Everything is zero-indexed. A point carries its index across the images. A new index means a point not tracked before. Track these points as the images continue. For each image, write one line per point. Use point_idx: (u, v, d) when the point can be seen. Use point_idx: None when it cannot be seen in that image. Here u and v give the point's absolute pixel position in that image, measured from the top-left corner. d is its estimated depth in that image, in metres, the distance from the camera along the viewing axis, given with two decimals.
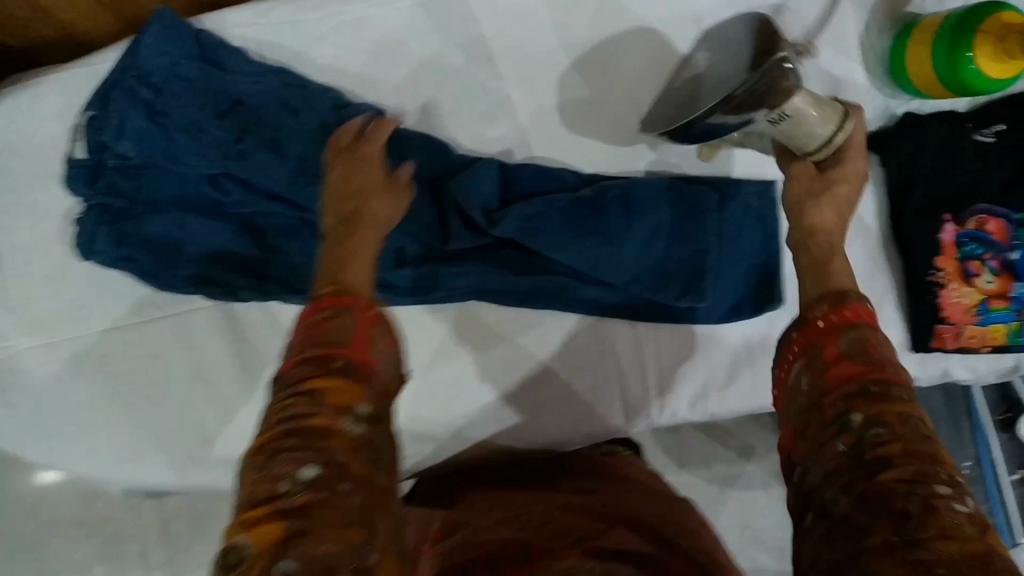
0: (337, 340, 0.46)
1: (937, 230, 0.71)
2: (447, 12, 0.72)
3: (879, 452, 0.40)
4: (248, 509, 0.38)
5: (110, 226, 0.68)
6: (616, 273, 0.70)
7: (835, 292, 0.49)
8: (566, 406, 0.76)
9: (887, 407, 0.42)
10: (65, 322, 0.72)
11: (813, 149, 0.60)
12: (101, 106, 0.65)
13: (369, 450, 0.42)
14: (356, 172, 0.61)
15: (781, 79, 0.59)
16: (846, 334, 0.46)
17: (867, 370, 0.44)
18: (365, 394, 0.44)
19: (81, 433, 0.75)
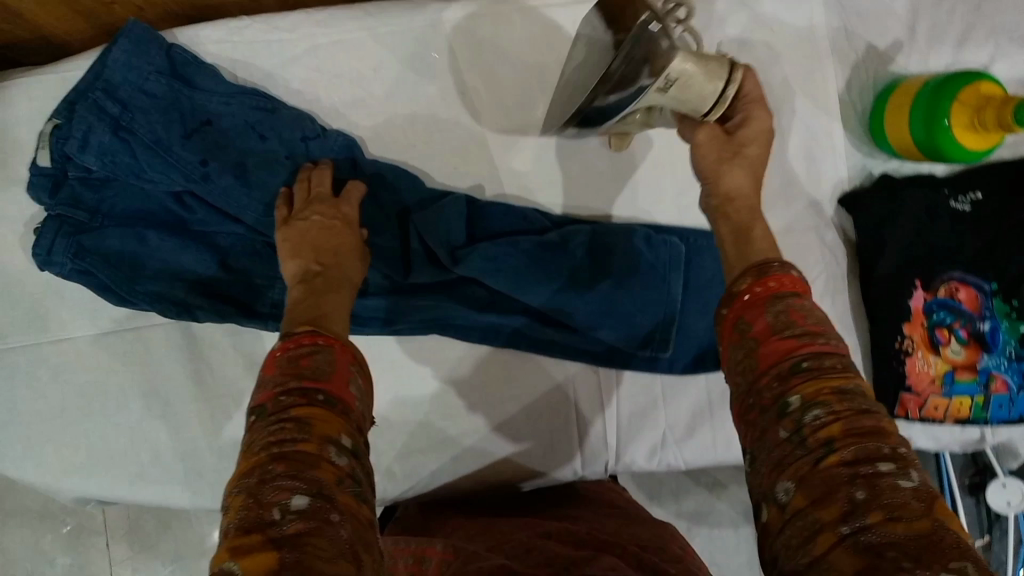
0: (318, 370, 0.46)
1: (907, 296, 0.70)
2: (426, 43, 0.71)
3: (820, 435, 0.39)
4: (237, 535, 0.37)
5: (69, 238, 0.66)
6: (578, 317, 0.70)
7: (760, 262, 0.49)
8: (521, 451, 0.73)
9: (822, 383, 0.41)
10: (20, 329, 0.71)
11: (707, 110, 0.58)
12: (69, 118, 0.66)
13: (353, 480, 0.42)
14: (330, 226, 0.62)
15: (656, 41, 0.53)
16: (774, 308, 0.45)
17: (797, 346, 0.43)
18: (349, 425, 0.44)
19: (23, 450, 0.71)
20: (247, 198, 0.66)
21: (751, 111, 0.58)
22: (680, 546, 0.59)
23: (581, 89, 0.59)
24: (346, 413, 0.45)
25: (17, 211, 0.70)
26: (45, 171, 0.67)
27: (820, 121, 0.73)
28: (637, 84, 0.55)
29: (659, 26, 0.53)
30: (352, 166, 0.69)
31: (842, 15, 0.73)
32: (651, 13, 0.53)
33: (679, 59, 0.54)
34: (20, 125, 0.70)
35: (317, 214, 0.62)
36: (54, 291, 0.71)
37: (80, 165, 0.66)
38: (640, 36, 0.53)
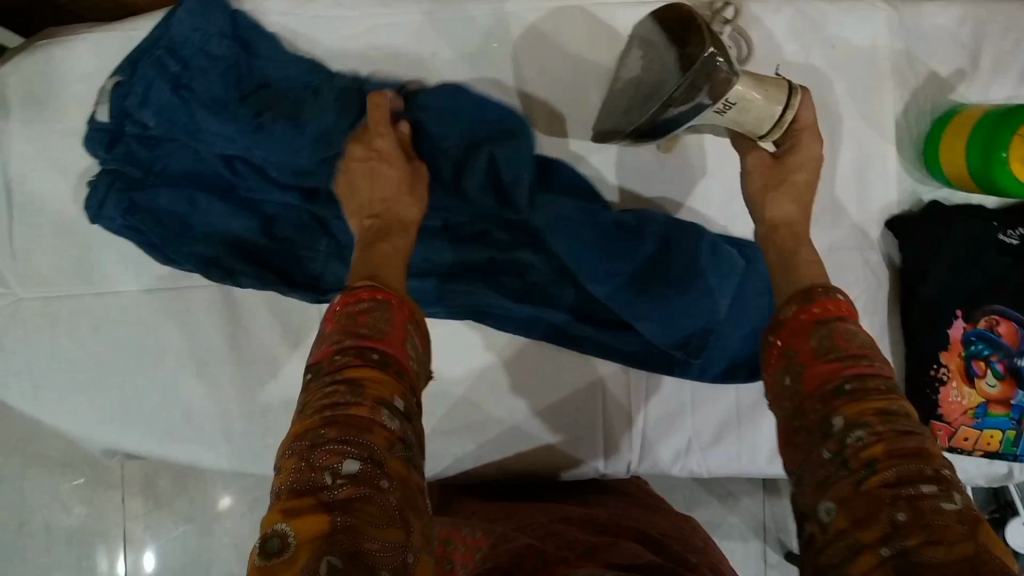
0: (376, 328, 0.46)
1: (946, 325, 0.70)
2: (486, 30, 0.72)
3: (862, 455, 0.40)
4: (288, 498, 0.38)
5: (120, 193, 0.67)
6: (641, 304, 0.67)
7: (805, 290, 0.51)
8: (548, 440, 0.74)
9: (865, 406, 0.42)
10: (65, 277, 0.72)
11: (765, 132, 0.61)
12: (131, 74, 0.68)
13: (404, 445, 0.42)
14: (371, 169, 0.62)
15: (716, 68, 0.55)
16: (817, 332, 0.48)
17: (840, 368, 0.45)
18: (402, 387, 0.45)
19: (60, 395, 0.73)
20: (303, 145, 0.65)
21: (800, 139, 0.61)
22: (700, 540, 0.62)
23: (637, 106, 0.62)
24: (400, 373, 0.45)
25: (70, 162, 0.71)
26: (102, 125, 0.68)
27: (874, 142, 0.73)
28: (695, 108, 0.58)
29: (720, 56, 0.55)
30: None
31: (905, 38, 0.73)
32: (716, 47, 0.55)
33: (739, 85, 0.57)
34: (79, 79, 0.71)
35: (360, 153, 0.63)
36: (100, 244, 0.72)
37: (137, 121, 0.67)
38: (705, 67, 0.55)
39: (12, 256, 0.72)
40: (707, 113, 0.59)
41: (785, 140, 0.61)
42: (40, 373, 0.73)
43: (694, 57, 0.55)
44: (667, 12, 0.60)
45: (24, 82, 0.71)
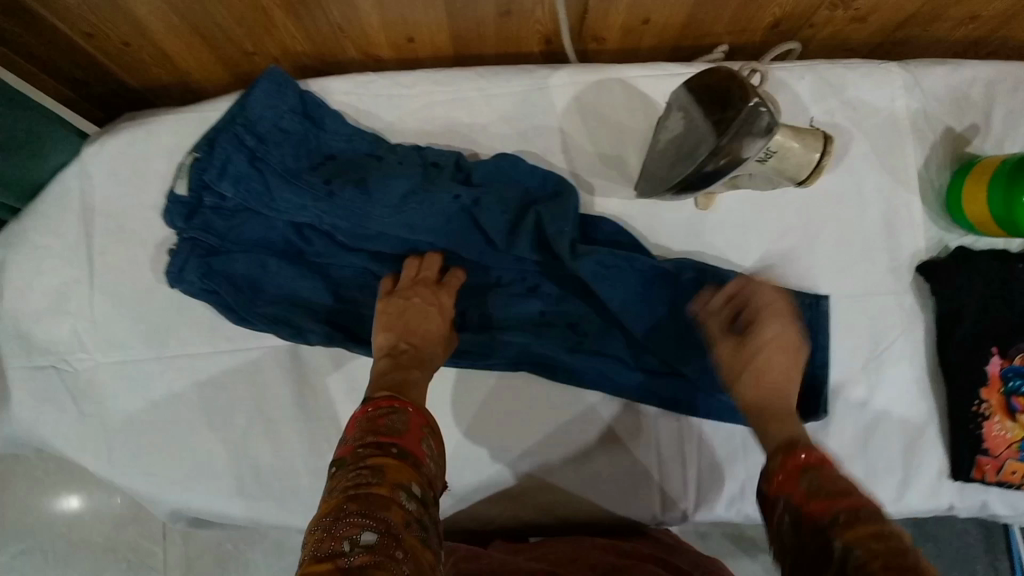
0: (394, 429, 0.52)
1: (982, 361, 0.74)
2: (532, 103, 0.77)
3: (862, 570, 0.41)
4: (311, 562, 0.41)
5: (200, 259, 0.73)
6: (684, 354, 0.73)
7: (788, 441, 0.54)
8: (601, 488, 0.76)
9: (859, 528, 0.44)
10: (141, 342, 0.76)
11: (804, 176, 0.67)
12: (207, 151, 0.73)
13: (421, 526, 0.46)
14: (416, 306, 0.69)
15: (759, 119, 0.61)
16: (806, 477, 0.50)
17: (830, 502, 0.47)
18: (419, 476, 0.49)
19: (132, 457, 0.76)
20: (371, 209, 0.70)
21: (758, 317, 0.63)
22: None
23: (681, 164, 0.67)
24: (417, 465, 0.50)
25: (148, 236, 0.77)
26: (180, 197, 0.73)
27: (900, 194, 0.78)
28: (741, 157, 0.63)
29: (762, 106, 0.61)
30: (454, 199, 0.71)
31: (922, 99, 0.78)
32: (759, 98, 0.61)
33: (779, 134, 0.64)
34: (160, 157, 0.77)
35: (424, 294, 0.70)
36: (174, 310, 0.76)
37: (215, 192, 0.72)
38: (750, 116, 0.61)
39: (92, 322, 0.76)
40: (749, 163, 0.64)
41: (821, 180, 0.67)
42: (114, 436, 0.76)
43: (738, 110, 0.61)
44: (704, 76, 0.65)
45: (106, 162, 0.77)
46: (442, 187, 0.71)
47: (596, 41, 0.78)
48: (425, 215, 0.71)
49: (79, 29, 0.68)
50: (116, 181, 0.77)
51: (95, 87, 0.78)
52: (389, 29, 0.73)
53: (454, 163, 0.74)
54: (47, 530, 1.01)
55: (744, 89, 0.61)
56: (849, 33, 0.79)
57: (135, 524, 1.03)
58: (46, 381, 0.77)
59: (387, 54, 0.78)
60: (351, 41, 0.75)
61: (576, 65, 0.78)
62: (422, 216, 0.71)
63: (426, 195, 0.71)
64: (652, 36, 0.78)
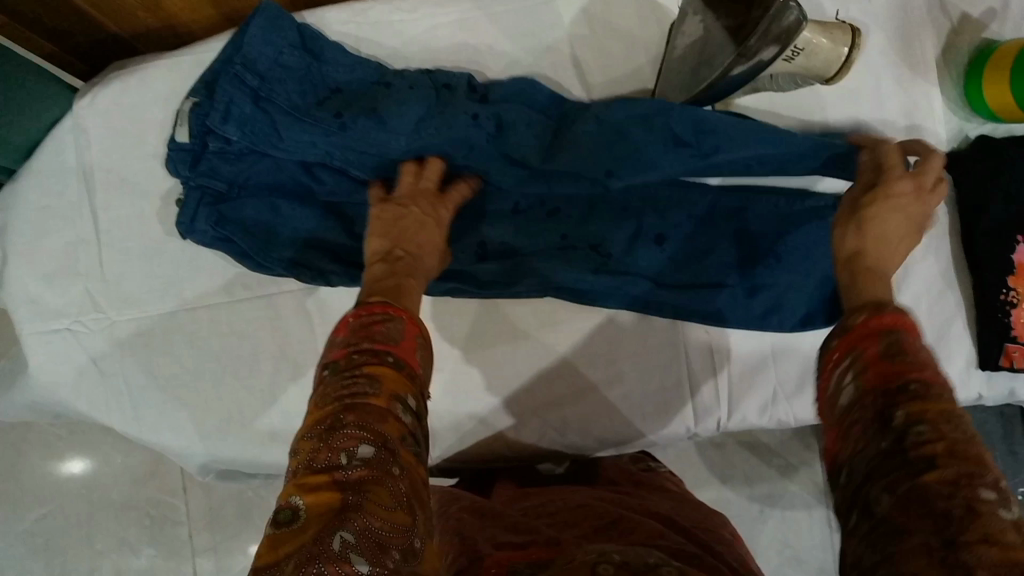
0: (390, 337, 0.47)
1: (1010, 250, 0.74)
2: (538, 21, 0.75)
3: (922, 451, 0.37)
4: (305, 475, 0.39)
5: (210, 207, 0.70)
6: (714, 268, 0.72)
7: (877, 299, 0.46)
8: (633, 405, 0.76)
9: (929, 404, 0.38)
10: (154, 297, 0.74)
11: (833, 72, 0.67)
12: (208, 95, 0.70)
13: (414, 440, 0.42)
14: (411, 213, 0.64)
15: (788, 15, 0.59)
16: (889, 335, 0.42)
17: (903, 367, 0.40)
18: (414, 389, 0.45)
19: (156, 413, 0.75)
20: (386, 138, 0.68)
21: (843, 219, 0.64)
22: (730, 534, 0.59)
23: (701, 69, 0.66)
24: (412, 377, 0.46)
25: (153, 187, 0.75)
26: (183, 145, 0.71)
27: (918, 85, 0.76)
28: (770, 57, 0.62)
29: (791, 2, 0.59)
30: (472, 120, 0.69)
31: None
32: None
33: (807, 33, 0.63)
34: (157, 104, 0.75)
35: (424, 203, 0.65)
36: (187, 262, 0.74)
37: (221, 137, 0.69)
38: (781, 12, 0.59)
39: (102, 280, 0.75)
40: (776, 64, 0.64)
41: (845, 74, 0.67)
42: (136, 393, 0.75)
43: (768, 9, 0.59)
44: None
45: (102, 115, 0.75)
46: (458, 110, 0.69)
47: None
48: (444, 141, 0.69)
49: None
50: (114, 133, 0.75)
51: (78, 38, 0.74)
52: None
53: (467, 83, 0.72)
54: (69, 496, 1.00)
55: None
56: None
57: (153, 482, 1.01)
58: (61, 344, 0.75)
59: None
60: None
61: None
62: (439, 143, 0.69)
63: (443, 121, 0.69)
64: None
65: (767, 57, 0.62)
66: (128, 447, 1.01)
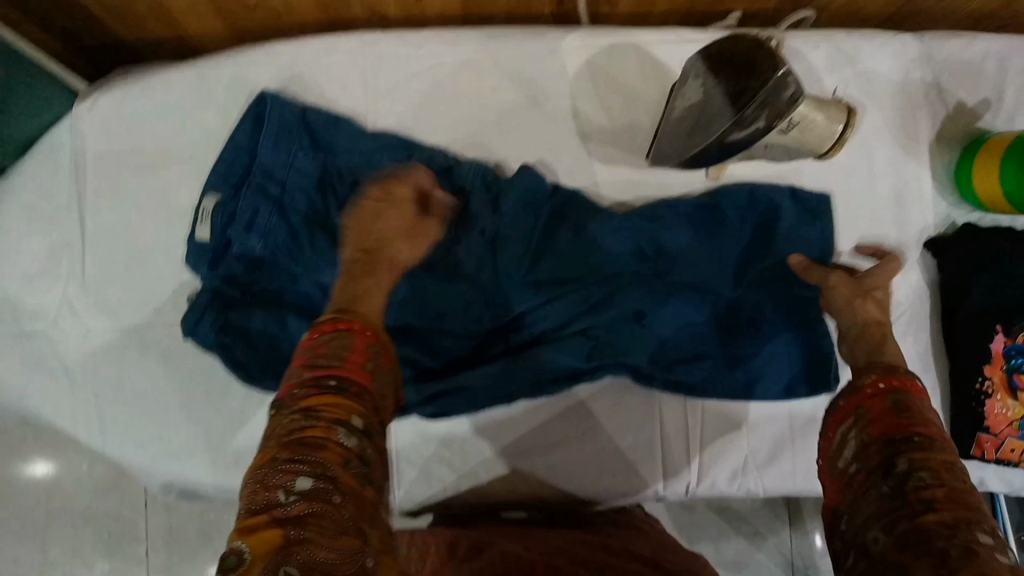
0: (334, 357, 0.46)
1: (987, 340, 0.74)
2: (541, 68, 0.75)
3: (922, 494, 0.46)
4: (247, 516, 0.39)
5: (218, 312, 0.68)
6: (694, 334, 0.72)
7: (887, 365, 0.56)
8: (608, 461, 0.75)
9: (933, 456, 0.48)
10: (135, 309, 0.74)
11: (825, 149, 0.68)
12: (231, 193, 0.71)
13: (361, 462, 0.43)
14: (387, 211, 0.63)
15: (785, 87, 0.61)
16: (896, 397, 0.53)
17: (908, 424, 0.50)
18: (362, 408, 0.45)
19: (123, 428, 0.73)
20: None
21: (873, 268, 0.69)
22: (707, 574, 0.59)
23: (696, 133, 0.66)
24: (359, 396, 0.45)
25: (144, 197, 0.75)
26: (204, 244, 0.70)
27: (911, 168, 0.77)
28: (764, 125, 0.63)
29: (787, 74, 0.61)
30: (482, 236, 0.70)
31: (935, 71, 0.77)
32: (788, 66, 0.60)
33: (802, 107, 0.64)
34: (154, 116, 0.75)
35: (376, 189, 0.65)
36: (171, 276, 0.74)
37: (243, 246, 0.69)
38: (775, 83, 0.61)
39: (84, 288, 0.74)
40: (771, 134, 0.64)
41: (835, 149, 0.68)
42: (104, 404, 0.74)
43: (765, 79, 0.61)
44: (720, 43, 0.65)
45: (98, 120, 0.75)
46: (470, 223, 0.70)
47: (609, 4, 0.75)
48: (457, 257, 0.70)
49: None
50: (111, 141, 0.75)
51: (84, 41, 0.75)
52: None
53: (480, 185, 0.72)
54: (26, 501, 0.99)
55: (773, 56, 0.61)
56: (862, 3, 0.76)
57: (115, 492, 0.99)
58: (35, 347, 0.74)
59: (393, 11, 0.75)
60: None
61: (588, 30, 0.75)
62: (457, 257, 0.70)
63: (458, 235, 0.71)
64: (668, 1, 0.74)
65: (762, 125, 0.62)
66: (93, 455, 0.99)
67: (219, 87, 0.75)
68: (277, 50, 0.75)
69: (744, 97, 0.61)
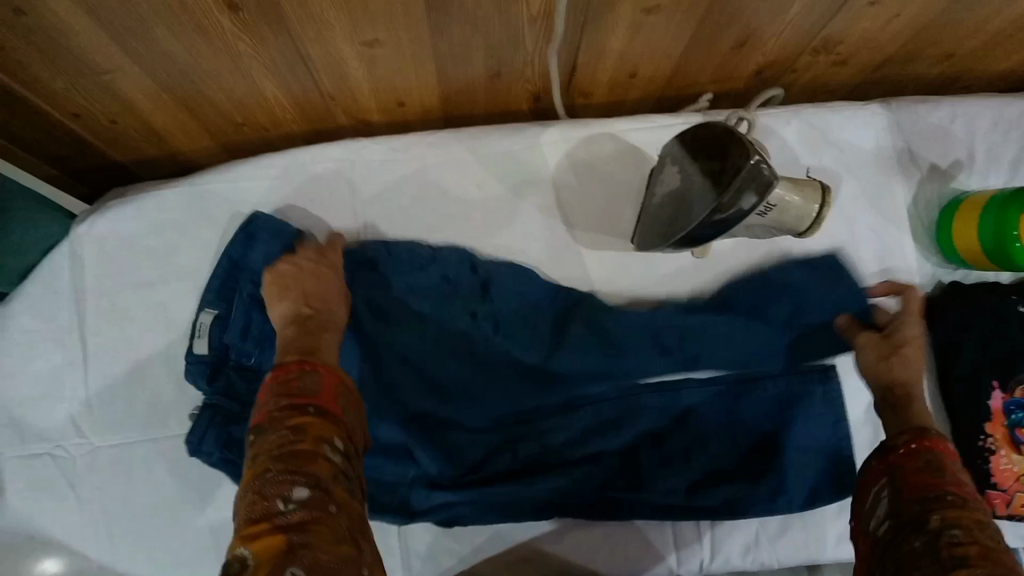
0: (307, 390, 0.51)
1: (985, 397, 0.74)
2: (522, 163, 0.78)
3: (955, 548, 0.49)
4: (248, 525, 0.44)
5: (219, 429, 0.69)
6: (708, 426, 0.74)
7: (920, 427, 0.59)
8: (619, 540, 0.75)
9: (964, 516, 0.51)
10: (139, 424, 0.75)
11: (804, 228, 0.70)
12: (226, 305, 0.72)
13: (346, 477, 0.48)
14: (317, 277, 0.66)
15: (761, 174, 0.63)
16: (926, 458, 0.56)
17: (940, 484, 0.54)
18: (341, 430, 0.50)
19: (137, 544, 0.74)
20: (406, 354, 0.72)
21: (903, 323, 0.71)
22: None
23: (676, 219, 0.68)
24: (337, 421, 0.51)
25: (142, 314, 0.76)
26: (202, 357, 0.71)
27: (891, 233, 0.79)
28: (743, 211, 0.65)
29: (759, 159, 0.63)
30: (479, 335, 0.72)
31: (906, 137, 0.79)
32: (759, 155, 0.63)
33: (778, 190, 0.67)
34: (150, 233, 0.77)
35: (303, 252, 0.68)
36: (174, 389, 0.76)
37: (240, 355, 0.71)
38: (749, 172, 0.63)
39: (87, 406, 0.75)
40: (749, 216, 0.66)
41: (814, 227, 0.70)
42: (113, 520, 0.74)
43: (738, 166, 0.63)
44: (695, 130, 0.68)
45: (96, 242, 0.76)
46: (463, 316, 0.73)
47: (584, 96, 0.77)
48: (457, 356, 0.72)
49: (68, 110, 0.68)
50: (107, 261, 0.77)
51: (81, 165, 0.77)
52: (379, 94, 0.72)
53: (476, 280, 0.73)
54: None
55: (745, 144, 0.64)
56: (828, 78, 0.78)
57: None
58: (41, 469, 0.75)
59: (377, 117, 0.77)
60: (341, 107, 0.74)
61: (565, 122, 0.78)
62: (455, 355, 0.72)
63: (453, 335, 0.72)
64: (640, 89, 0.77)
65: (740, 210, 0.64)
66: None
67: (212, 202, 0.77)
68: (266, 163, 0.77)
69: (721, 185, 0.64)
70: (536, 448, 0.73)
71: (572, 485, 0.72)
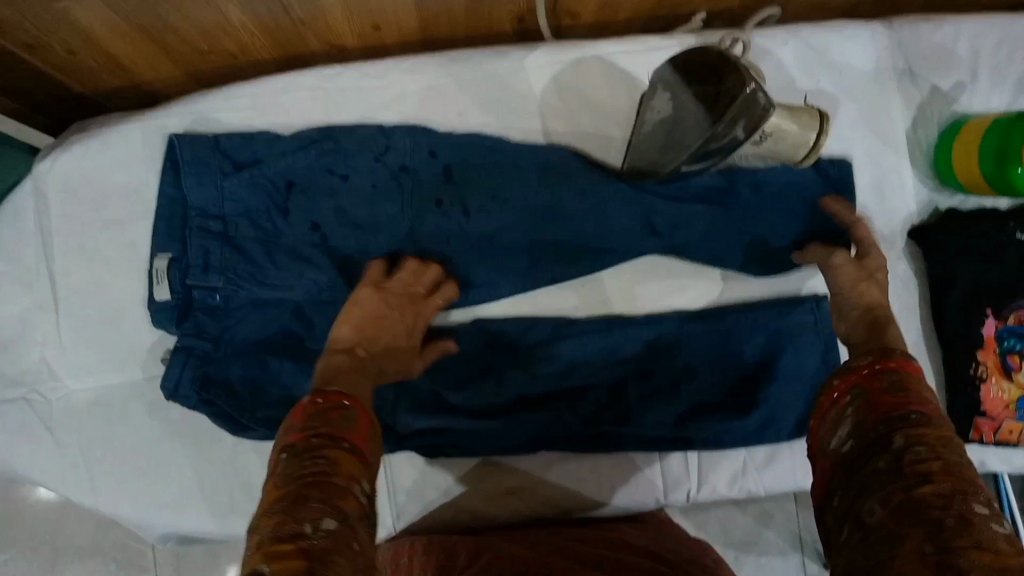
0: (347, 423, 0.48)
1: (977, 325, 0.73)
2: (505, 89, 0.74)
3: (918, 466, 0.44)
4: (271, 544, 0.40)
5: (195, 370, 0.68)
6: (701, 349, 0.73)
7: (882, 347, 0.54)
8: (606, 471, 0.75)
9: (928, 432, 0.46)
10: (115, 366, 0.74)
11: (801, 156, 0.68)
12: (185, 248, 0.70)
13: (369, 519, 0.44)
14: (389, 316, 0.65)
15: (756, 103, 0.60)
16: (889, 376, 0.51)
17: (906, 402, 0.48)
18: (368, 473, 0.47)
19: (118, 486, 0.73)
20: None
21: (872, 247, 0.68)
22: (711, 562, 0.62)
23: (670, 147, 0.65)
24: (367, 464, 0.47)
25: (113, 254, 0.74)
26: (166, 303, 0.69)
27: (889, 158, 0.76)
28: (738, 139, 0.62)
29: (756, 87, 0.59)
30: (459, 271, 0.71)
31: (906, 57, 0.76)
32: (756, 83, 0.59)
33: (774, 117, 0.64)
34: (117, 169, 0.74)
35: (370, 294, 0.66)
36: (150, 330, 0.74)
37: (206, 289, 0.69)
38: (744, 100, 0.59)
39: (61, 349, 0.74)
40: (743, 145, 0.64)
41: (809, 156, 0.68)
42: (93, 463, 0.73)
43: (733, 94, 0.60)
44: (687, 51, 0.63)
45: (60, 179, 0.73)
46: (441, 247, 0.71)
47: (570, 16, 0.73)
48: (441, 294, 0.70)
49: (21, 41, 0.64)
50: (74, 200, 0.73)
51: (40, 97, 0.73)
52: (353, 18, 0.68)
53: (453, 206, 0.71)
54: None
55: (739, 67, 0.60)
56: None
57: None
58: (17, 413, 0.73)
59: (351, 41, 0.73)
60: (312, 31, 0.70)
61: (552, 43, 0.74)
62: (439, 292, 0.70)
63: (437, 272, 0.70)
64: (630, 9, 0.73)
65: (734, 139, 0.62)
66: (73, 510, 0.92)
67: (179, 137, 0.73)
68: (236, 93, 0.73)
69: (715, 115, 0.61)
70: (523, 378, 0.72)
71: (564, 418, 0.72)
